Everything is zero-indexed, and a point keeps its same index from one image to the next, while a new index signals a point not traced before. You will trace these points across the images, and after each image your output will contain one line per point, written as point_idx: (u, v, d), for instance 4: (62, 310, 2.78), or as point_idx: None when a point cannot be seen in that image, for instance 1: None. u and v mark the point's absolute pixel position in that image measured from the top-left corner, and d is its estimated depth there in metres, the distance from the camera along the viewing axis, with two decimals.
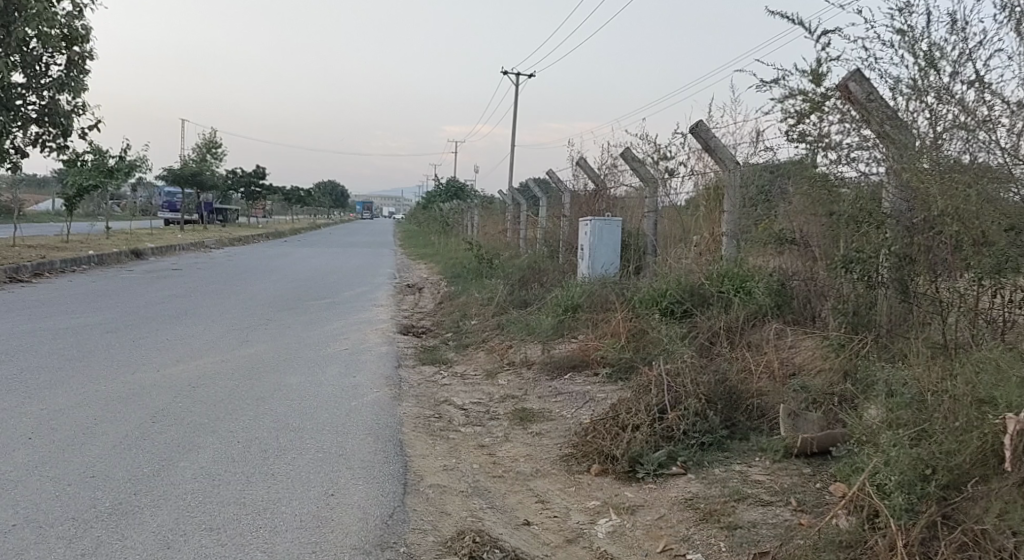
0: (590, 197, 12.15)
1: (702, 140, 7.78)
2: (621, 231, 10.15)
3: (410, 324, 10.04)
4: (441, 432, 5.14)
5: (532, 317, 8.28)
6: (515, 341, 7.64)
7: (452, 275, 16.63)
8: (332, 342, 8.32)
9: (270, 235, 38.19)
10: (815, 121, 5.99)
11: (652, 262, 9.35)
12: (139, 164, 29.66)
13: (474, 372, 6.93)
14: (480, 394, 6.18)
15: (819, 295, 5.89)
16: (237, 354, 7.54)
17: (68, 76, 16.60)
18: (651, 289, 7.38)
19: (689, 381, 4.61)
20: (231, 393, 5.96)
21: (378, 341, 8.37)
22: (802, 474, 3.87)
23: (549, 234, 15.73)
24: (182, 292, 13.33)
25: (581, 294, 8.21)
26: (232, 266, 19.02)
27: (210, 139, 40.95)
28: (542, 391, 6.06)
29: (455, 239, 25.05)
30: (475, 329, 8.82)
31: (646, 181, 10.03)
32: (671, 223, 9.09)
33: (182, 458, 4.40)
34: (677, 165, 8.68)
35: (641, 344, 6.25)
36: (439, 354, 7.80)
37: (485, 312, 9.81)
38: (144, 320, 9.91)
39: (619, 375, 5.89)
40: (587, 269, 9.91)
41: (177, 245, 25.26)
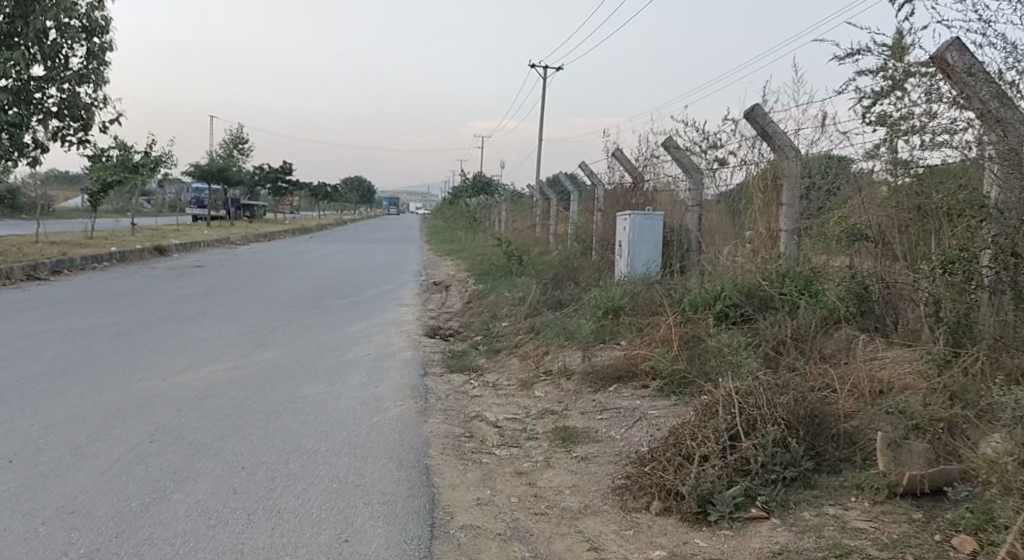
0: (627, 191, 11.45)
1: (758, 125, 7.05)
2: (662, 225, 9.47)
3: (437, 326, 9.44)
4: (473, 456, 4.51)
5: (569, 320, 7.63)
6: (551, 347, 6.99)
7: (480, 273, 16.01)
8: (352, 346, 7.72)
9: (296, 230, 37.89)
10: (896, 101, 5.27)
11: (699, 260, 8.63)
12: (164, 159, 29.40)
13: (508, 382, 6.29)
14: (515, 408, 5.54)
15: (907, 300, 5.16)
16: (250, 361, 6.97)
17: (89, 69, 16.22)
18: (703, 291, 6.68)
19: (764, 402, 3.95)
20: (239, 407, 5.38)
21: (402, 346, 7.75)
22: (913, 521, 3.19)
23: (582, 230, 15.02)
24: (201, 291, 12.84)
25: (622, 296, 7.55)
26: (255, 263, 18.56)
27: (238, 134, 40.83)
28: (586, 406, 5.41)
29: (483, 235, 24.41)
30: (506, 333, 8.18)
31: (690, 172, 9.32)
32: (719, 218, 8.38)
33: (175, 489, 3.81)
34: (727, 155, 7.96)
35: (695, 353, 5.56)
36: (469, 360, 7.17)
37: (517, 313, 9.17)
38: (158, 321, 9.40)
39: (674, 391, 5.21)
40: (627, 267, 9.28)
41: (201, 240, 24.89)
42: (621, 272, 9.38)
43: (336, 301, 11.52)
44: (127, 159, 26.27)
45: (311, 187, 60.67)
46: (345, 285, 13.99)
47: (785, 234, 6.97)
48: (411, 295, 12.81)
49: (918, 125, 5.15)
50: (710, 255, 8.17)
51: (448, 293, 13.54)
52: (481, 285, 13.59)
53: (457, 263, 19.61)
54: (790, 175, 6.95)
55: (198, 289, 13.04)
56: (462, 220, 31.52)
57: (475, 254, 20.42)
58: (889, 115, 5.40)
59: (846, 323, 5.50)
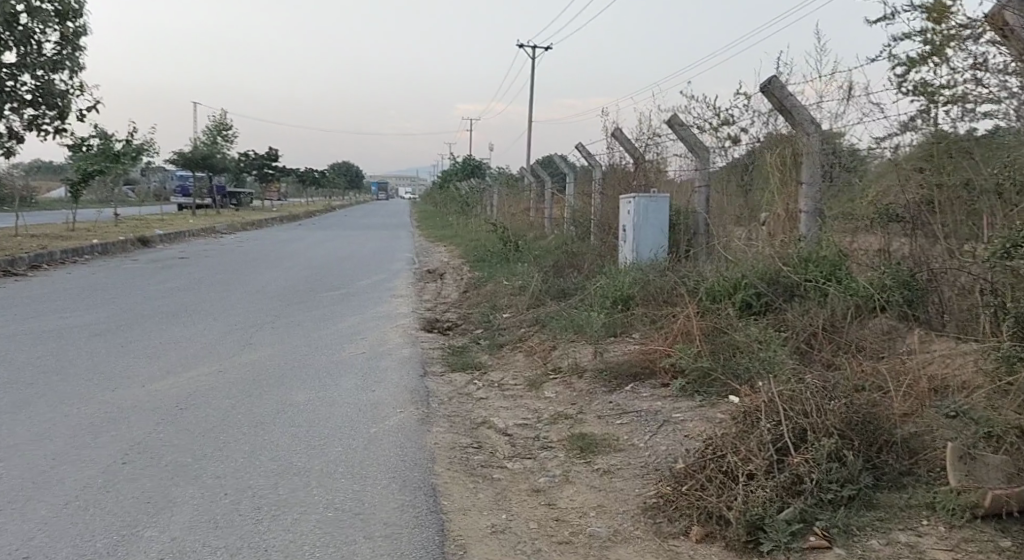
0: (628, 172, 10.98)
1: (775, 100, 6.56)
2: (669, 208, 9.03)
3: (434, 318, 8.98)
4: (484, 472, 4.07)
5: (575, 311, 7.19)
6: (559, 341, 6.55)
7: (475, 259, 15.54)
8: (345, 344, 7.25)
9: (284, 217, 37.27)
10: (936, 68, 4.84)
11: (712, 245, 8.19)
12: (147, 148, 28.70)
13: (514, 382, 5.84)
14: (525, 412, 5.09)
15: (964, 289, 4.71)
16: (236, 363, 6.49)
17: (64, 55, 15.56)
18: (719, 278, 6.24)
19: (812, 408, 3.50)
20: (222, 418, 4.92)
21: (398, 343, 7.29)
22: (1002, 551, 2.77)
23: (579, 214, 14.55)
24: (185, 285, 12.31)
25: (632, 285, 7.10)
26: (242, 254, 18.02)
27: (221, 121, 40.03)
28: (602, 408, 4.97)
29: (475, 219, 23.94)
30: (508, 326, 7.73)
31: (696, 150, 8.85)
32: (729, 199, 7.93)
33: (148, 525, 3.36)
34: (738, 133, 7.51)
35: (719, 348, 5.12)
36: (471, 357, 6.72)
37: (518, 304, 8.71)
38: (139, 319, 8.90)
39: (700, 391, 4.77)
40: (632, 254, 8.90)
41: (186, 230, 24.29)
42: (626, 258, 8.97)
43: (327, 293, 11.03)
44: (108, 148, 25.57)
45: (298, 173, 59.89)
46: (335, 275, 13.50)
47: (805, 216, 6.54)
48: (404, 285, 12.33)
49: (962, 94, 4.72)
50: (723, 240, 7.72)
51: (442, 281, 13.06)
52: (476, 272, 13.12)
53: (450, 250, 19.11)
54: (810, 152, 6.49)
55: (182, 283, 12.53)
56: (453, 204, 30.98)
57: (467, 240, 19.93)
58: (928, 83, 4.97)
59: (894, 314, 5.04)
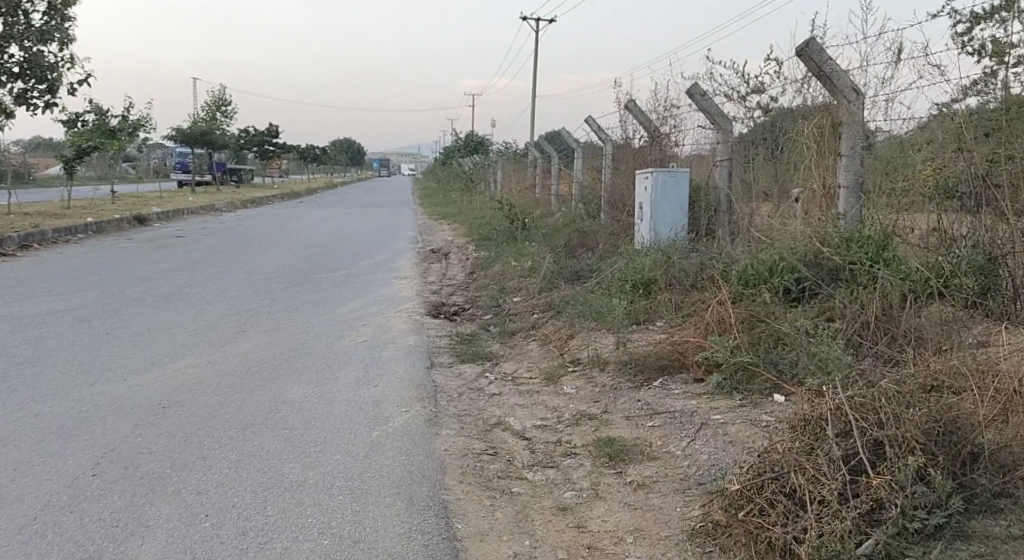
0: (642, 146, 10.42)
1: (813, 65, 6.01)
2: (688, 183, 8.53)
3: (439, 302, 8.49)
4: (501, 484, 3.59)
5: (592, 296, 6.69)
6: (576, 329, 6.06)
7: (481, 238, 15.04)
8: (345, 332, 6.74)
9: (284, 195, 36.71)
10: (1007, 24, 4.31)
11: (737, 224, 7.67)
12: (144, 123, 28.06)
13: (529, 375, 5.36)
14: (543, 411, 4.59)
15: None
16: (227, 354, 5.99)
17: (53, 26, 14.94)
18: (751, 260, 5.70)
19: (888, 418, 2.99)
20: (208, 420, 4.43)
21: (402, 330, 6.78)
22: None
23: (588, 190, 14.00)
24: (179, 265, 11.81)
25: (654, 268, 6.58)
26: (240, 233, 17.50)
27: (220, 96, 39.34)
28: (629, 406, 4.48)
29: (479, 197, 23.40)
30: (519, 312, 7.22)
31: (719, 122, 8.30)
32: (756, 173, 7.43)
33: (114, 557, 2.89)
34: (768, 103, 6.96)
35: (759, 338, 4.62)
36: (481, 347, 6.22)
37: (529, 287, 8.19)
38: (128, 303, 8.41)
39: (740, 389, 4.28)
40: (649, 232, 8.43)
41: (184, 207, 23.76)
42: (643, 238, 8.48)
43: (327, 275, 10.52)
44: (104, 124, 24.95)
45: (298, 149, 59.22)
46: (336, 255, 12.99)
47: (844, 192, 6.06)
48: (407, 265, 11.82)
49: None
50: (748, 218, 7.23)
51: (446, 262, 12.54)
52: (482, 252, 12.60)
53: (454, 228, 18.59)
54: (849, 122, 5.97)
55: (176, 263, 12.02)
56: (455, 182, 30.43)
57: (471, 218, 19.39)
58: (996, 41, 4.43)
59: (966, 301, 4.60)
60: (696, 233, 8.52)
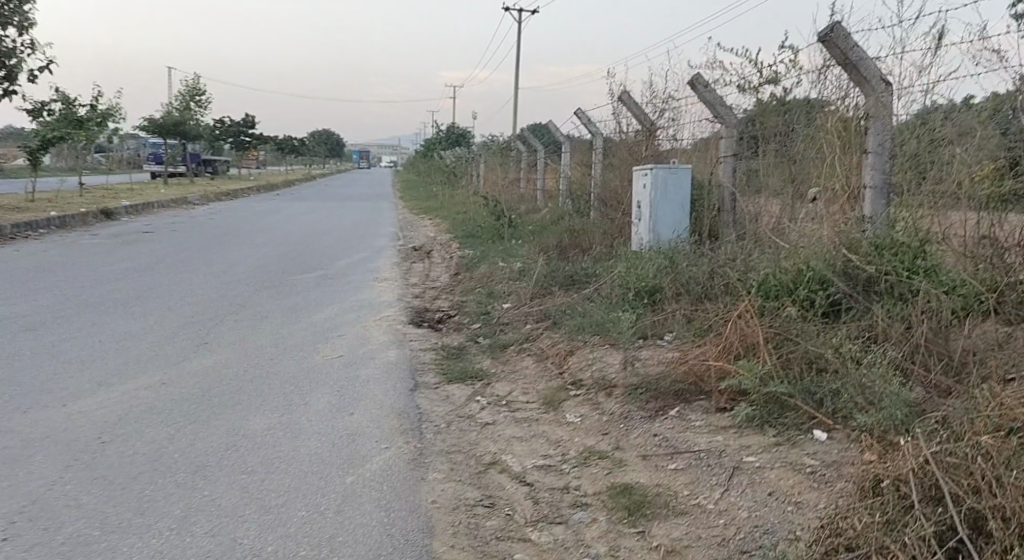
0: (637, 141, 9.84)
1: (838, 51, 5.43)
2: (689, 180, 7.95)
3: (423, 309, 7.86)
4: (501, 548, 2.98)
5: (592, 306, 6.10)
6: (575, 343, 5.46)
7: (464, 235, 14.43)
8: (319, 345, 6.10)
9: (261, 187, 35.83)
10: None
11: (746, 226, 7.11)
12: (114, 112, 27.09)
13: (526, 399, 4.75)
14: (544, 446, 3.99)
15: None
16: (184, 372, 5.33)
17: (11, 9, 14.07)
18: (770, 268, 5.12)
19: (990, 482, 2.38)
20: (153, 460, 3.77)
21: (382, 343, 6.14)
22: None
23: (577, 186, 13.42)
24: (144, 265, 11.09)
25: (660, 275, 5.99)
26: (211, 228, 16.71)
27: (195, 86, 38.32)
28: (643, 440, 3.88)
29: (461, 191, 22.76)
30: (511, 322, 6.61)
31: (723, 115, 7.73)
32: (767, 171, 6.87)
33: None
34: (782, 95, 6.38)
35: (792, 363, 4.05)
36: (469, 363, 5.60)
37: (520, 292, 7.59)
38: (82, 309, 7.70)
39: (773, 424, 3.70)
40: (648, 234, 7.89)
41: (155, 200, 22.89)
42: (642, 239, 7.93)
43: (302, 276, 9.85)
44: (72, 114, 24.00)
45: (277, 141, 58.19)
46: (313, 254, 12.31)
47: (869, 193, 5.48)
48: (388, 265, 11.18)
49: None
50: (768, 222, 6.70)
51: (429, 261, 11.91)
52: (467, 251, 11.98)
53: (436, 224, 17.94)
54: (877, 115, 5.40)
55: (140, 262, 11.30)
56: (437, 176, 29.77)
57: (453, 214, 18.76)
58: None
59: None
60: (699, 234, 7.95)
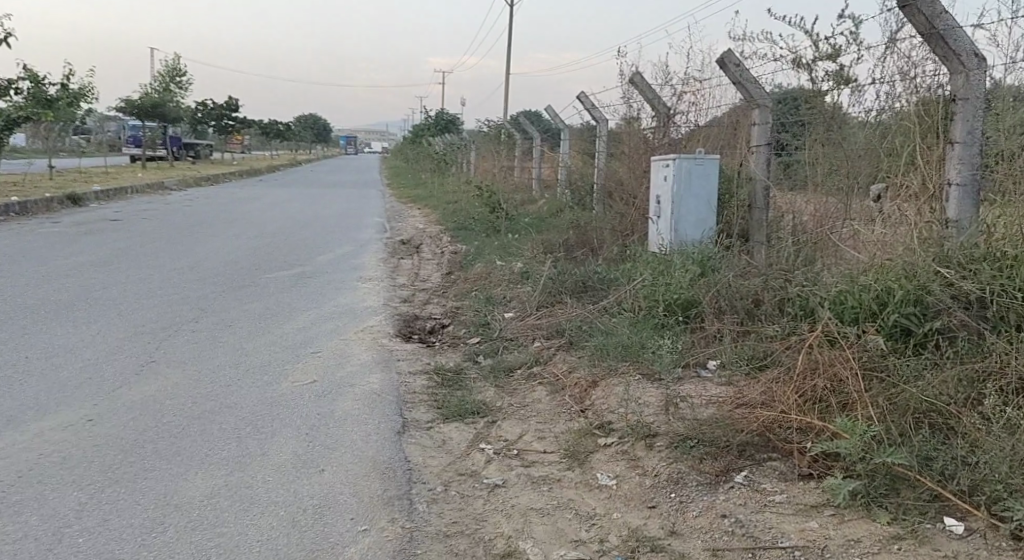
0: (650, 128, 8.86)
1: (922, 19, 4.42)
2: (717, 172, 6.99)
3: (412, 317, 6.88)
4: None
5: (614, 321, 5.14)
6: (598, 370, 4.50)
7: (457, 228, 13.44)
8: (288, 366, 5.10)
9: (245, 173, 34.63)
10: None
11: (786, 226, 6.16)
12: (86, 92, 25.76)
13: (543, 448, 3.79)
14: (573, 525, 3.02)
15: None
16: (120, 405, 4.34)
17: None
18: (843, 281, 4.15)
19: None
20: (47, 552, 2.79)
21: (364, 366, 5.16)
22: None
23: (578, 177, 12.46)
24: (103, 258, 10.04)
25: (696, 286, 5.04)
26: (186, 216, 15.61)
27: (175, 66, 36.94)
28: (706, 519, 2.93)
29: (451, 180, 21.78)
30: (517, 339, 5.65)
31: (757, 98, 6.76)
32: (812, 162, 5.90)
33: None
34: (838, 75, 5.40)
35: (897, 416, 3.10)
36: (470, 394, 4.64)
37: (523, 301, 6.62)
38: (19, 315, 6.67)
39: (884, 505, 2.77)
40: (670, 233, 6.94)
41: (128, 185, 21.70)
42: (663, 240, 6.99)
43: (277, 274, 8.84)
44: (41, 93, 22.64)
45: (262, 125, 56.84)
46: (292, 247, 11.29)
47: (956, 192, 4.45)
48: (374, 262, 10.18)
49: None
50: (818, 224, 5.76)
51: (418, 257, 10.92)
52: (459, 247, 10.99)
53: (425, 215, 16.93)
54: (968, 97, 4.40)
55: (100, 255, 10.23)
56: (425, 163, 28.75)
57: (445, 203, 17.77)
58: None
59: None
60: (727, 233, 7.00)
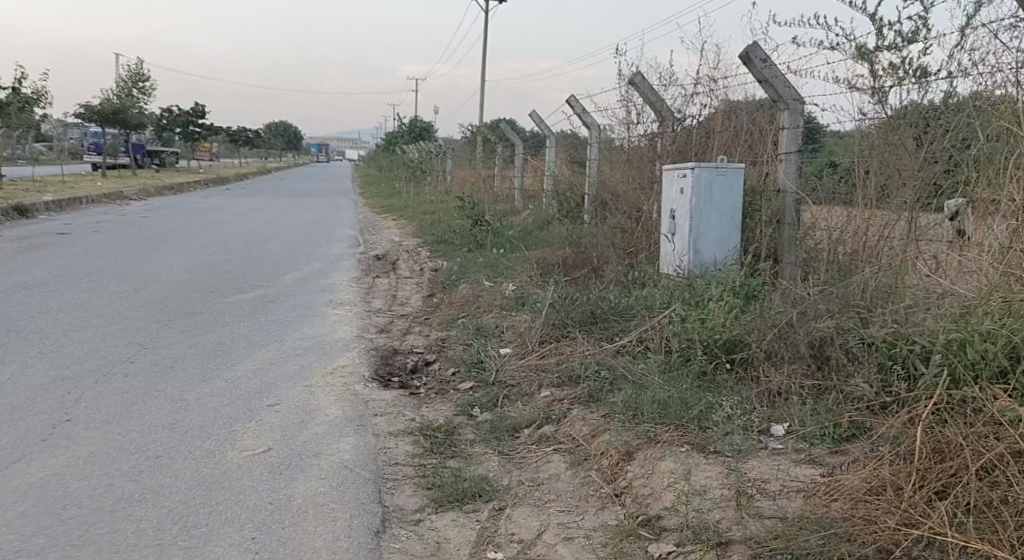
0: (652, 133, 7.95)
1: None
2: (740, 183, 6.08)
3: (390, 352, 5.88)
4: None
5: (642, 369, 4.19)
6: (630, 434, 3.55)
7: (436, 241, 12.46)
8: (236, 428, 4.08)
9: (209, 180, 33.29)
10: None
11: (830, 247, 5.27)
12: (39, 96, 24.34)
13: (571, 555, 2.83)
14: None
15: None
16: (9, 495, 3.30)
17: None
18: (949, 322, 3.23)
19: None
20: None
21: (333, 426, 4.16)
22: None
23: (566, 187, 11.55)
24: (39, 279, 8.91)
25: (743, 325, 4.11)
26: (142, 229, 14.43)
27: (137, 70, 35.53)
28: None
29: (427, 190, 20.78)
30: (518, 385, 4.66)
31: (787, 98, 5.85)
32: (861, 172, 4.99)
33: None
34: (902, 71, 4.50)
35: None
36: (467, 466, 3.66)
37: (521, 334, 5.65)
38: None
39: None
40: (688, 254, 6.02)
41: (83, 195, 20.34)
42: (680, 262, 6.07)
43: (235, 299, 7.78)
44: None
45: (229, 132, 55.38)
46: (254, 264, 10.22)
47: None
48: (345, 281, 9.15)
49: None
50: (877, 246, 4.88)
51: (395, 275, 9.89)
52: (439, 264, 9.99)
53: (400, 227, 15.90)
54: None
55: (36, 276, 9.07)
56: (400, 172, 27.71)
57: (421, 214, 16.78)
58: None
59: None
60: (753, 252, 6.09)
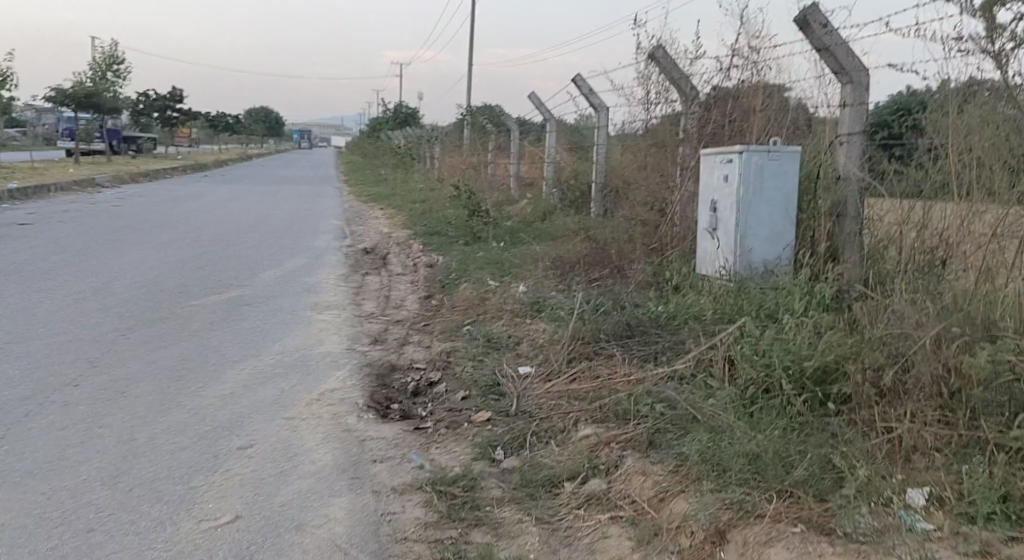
0: (676, 113, 7.03)
1: None
2: (795, 169, 5.19)
3: (385, 370, 4.98)
4: None
5: (712, 405, 3.33)
6: (717, 501, 2.68)
7: (428, 233, 11.53)
8: (197, 484, 3.19)
9: (188, 166, 32.16)
10: None
11: (914, 246, 4.41)
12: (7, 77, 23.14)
13: None
14: None
15: None
16: None
17: None
18: None
19: None
20: None
21: (320, 479, 3.27)
22: None
23: (570, 174, 10.64)
24: None
25: (841, 351, 3.26)
26: (112, 219, 13.42)
27: (110, 52, 34.19)
28: None
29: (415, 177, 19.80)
30: (549, 418, 3.77)
31: (851, 70, 4.93)
32: (957, 158, 4.11)
33: None
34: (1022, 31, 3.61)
35: None
36: (497, 541, 2.79)
37: (543, 349, 4.76)
38: None
39: None
40: (736, 253, 5.16)
41: (52, 183, 19.25)
42: (727, 261, 5.20)
43: (207, 301, 6.85)
44: None
45: (208, 117, 53.98)
46: (231, 260, 9.26)
47: None
48: (331, 278, 8.22)
49: None
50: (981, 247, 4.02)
51: (387, 271, 8.97)
52: (434, 259, 9.06)
53: (387, 217, 14.94)
54: None
55: None
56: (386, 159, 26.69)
57: (410, 203, 15.84)
58: None
59: None
60: (809, 250, 5.22)
